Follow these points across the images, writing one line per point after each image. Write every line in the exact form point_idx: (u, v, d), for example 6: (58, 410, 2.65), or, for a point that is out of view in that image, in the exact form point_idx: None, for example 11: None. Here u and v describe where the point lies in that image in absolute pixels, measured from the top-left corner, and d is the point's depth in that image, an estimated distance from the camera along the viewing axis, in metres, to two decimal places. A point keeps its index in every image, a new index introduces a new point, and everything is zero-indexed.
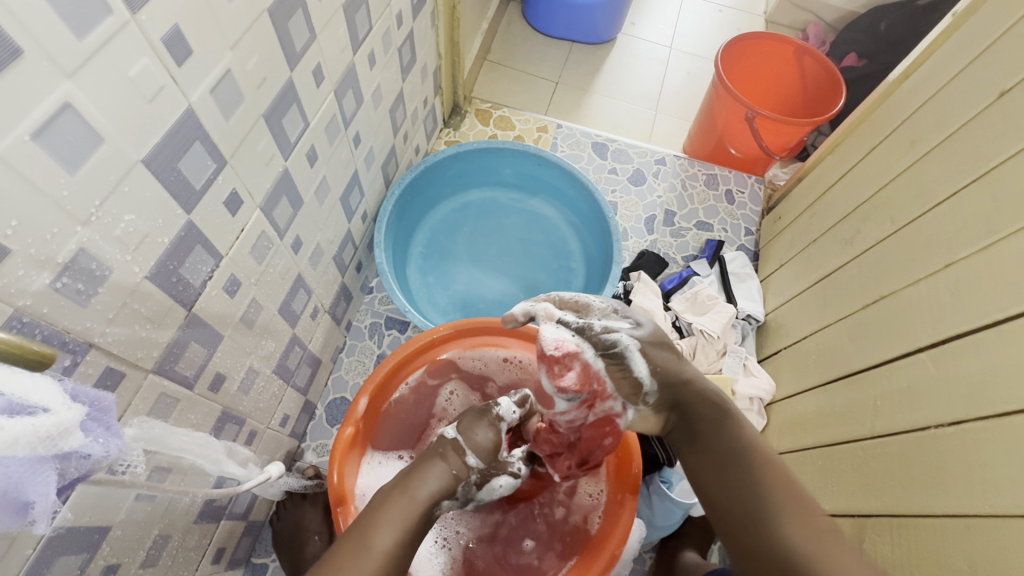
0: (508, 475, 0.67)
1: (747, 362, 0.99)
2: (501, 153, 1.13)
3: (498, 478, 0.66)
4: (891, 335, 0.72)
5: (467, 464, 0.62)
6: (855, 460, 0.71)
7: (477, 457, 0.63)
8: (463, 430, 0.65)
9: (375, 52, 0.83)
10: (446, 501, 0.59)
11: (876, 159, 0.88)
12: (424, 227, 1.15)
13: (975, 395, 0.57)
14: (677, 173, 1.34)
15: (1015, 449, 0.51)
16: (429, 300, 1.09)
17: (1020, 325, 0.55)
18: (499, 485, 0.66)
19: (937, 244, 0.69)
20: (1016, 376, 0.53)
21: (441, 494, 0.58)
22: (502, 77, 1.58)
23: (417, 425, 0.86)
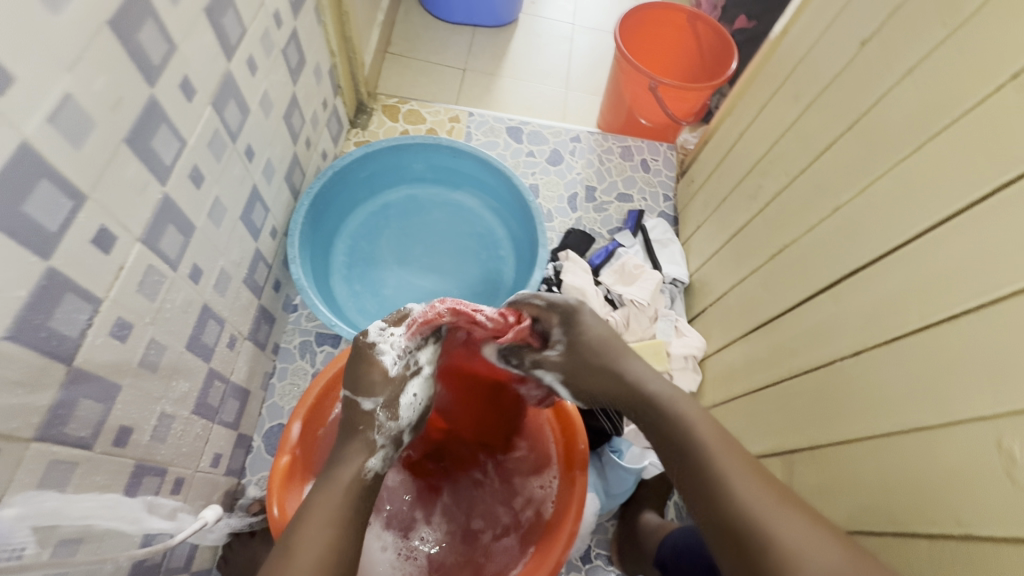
0: (416, 382, 0.64)
1: (677, 324, 1.04)
2: (412, 149, 1.09)
3: (406, 392, 0.62)
4: (796, 280, 0.77)
5: (366, 411, 0.60)
6: (778, 401, 0.76)
7: (370, 398, 0.60)
8: (352, 385, 0.62)
9: (254, 57, 0.78)
10: (371, 459, 0.58)
11: (767, 116, 0.93)
12: (342, 235, 1.11)
13: (870, 326, 0.62)
14: (593, 149, 1.36)
15: (904, 370, 0.56)
16: (359, 309, 1.05)
17: (900, 256, 0.60)
18: (411, 396, 0.63)
19: (824, 190, 0.74)
20: (903, 304, 0.58)
21: (367, 456, 0.58)
22: (406, 69, 1.53)
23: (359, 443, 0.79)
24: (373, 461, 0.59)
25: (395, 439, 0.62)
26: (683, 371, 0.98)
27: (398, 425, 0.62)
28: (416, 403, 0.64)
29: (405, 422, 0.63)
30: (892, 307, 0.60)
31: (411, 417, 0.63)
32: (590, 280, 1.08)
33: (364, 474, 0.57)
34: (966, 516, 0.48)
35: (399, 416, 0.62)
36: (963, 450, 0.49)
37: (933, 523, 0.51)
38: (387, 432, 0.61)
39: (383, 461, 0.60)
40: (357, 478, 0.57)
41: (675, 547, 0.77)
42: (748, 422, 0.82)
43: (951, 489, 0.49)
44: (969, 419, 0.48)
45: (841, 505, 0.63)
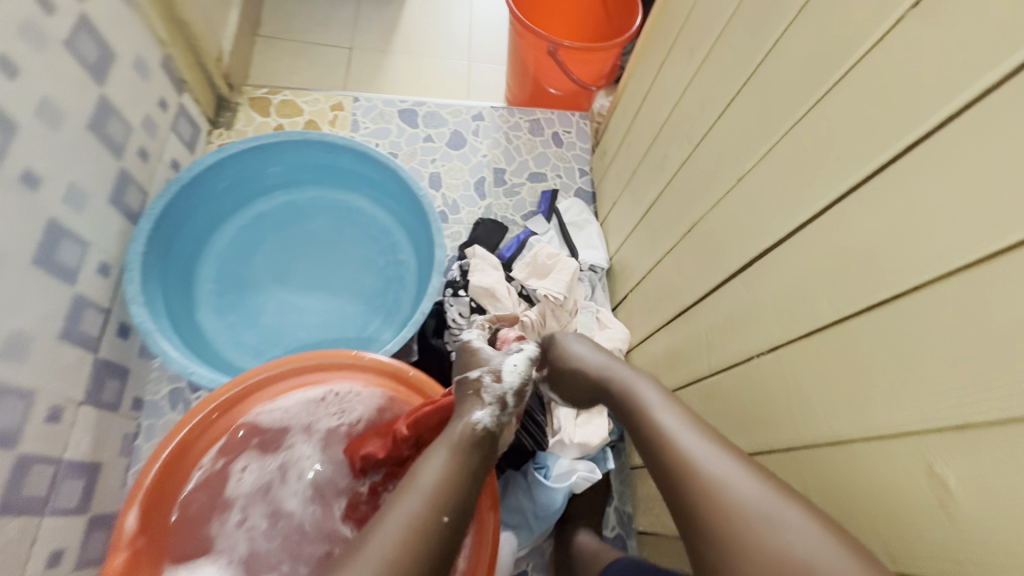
0: (516, 354, 0.58)
1: (599, 315, 0.94)
2: (277, 148, 0.94)
3: (507, 362, 0.57)
4: (708, 263, 0.67)
5: (482, 402, 0.53)
6: (702, 402, 0.68)
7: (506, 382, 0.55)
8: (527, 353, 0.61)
9: (11, 55, 0.60)
10: (478, 413, 0.52)
11: (667, 74, 0.82)
12: (208, 258, 0.95)
13: (783, 315, 0.53)
14: (498, 126, 1.23)
15: (820, 367, 0.48)
16: (235, 343, 0.91)
17: (808, 233, 0.50)
18: (513, 364, 0.57)
19: (728, 157, 0.64)
20: (815, 291, 0.49)
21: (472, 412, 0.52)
22: (282, 53, 1.34)
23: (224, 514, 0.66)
24: (484, 415, 0.52)
25: (506, 404, 0.54)
26: None
27: (503, 387, 0.54)
28: (523, 369, 0.57)
29: (517, 387, 0.55)
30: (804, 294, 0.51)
31: (520, 381, 0.56)
32: (501, 276, 0.96)
33: (473, 425, 0.51)
34: (898, 552, 0.41)
35: (504, 378, 0.55)
36: (888, 472, 0.41)
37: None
38: (497, 392, 0.54)
39: (493, 418, 0.52)
40: (467, 428, 0.50)
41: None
42: None
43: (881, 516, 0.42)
44: (890, 435, 0.41)
45: None
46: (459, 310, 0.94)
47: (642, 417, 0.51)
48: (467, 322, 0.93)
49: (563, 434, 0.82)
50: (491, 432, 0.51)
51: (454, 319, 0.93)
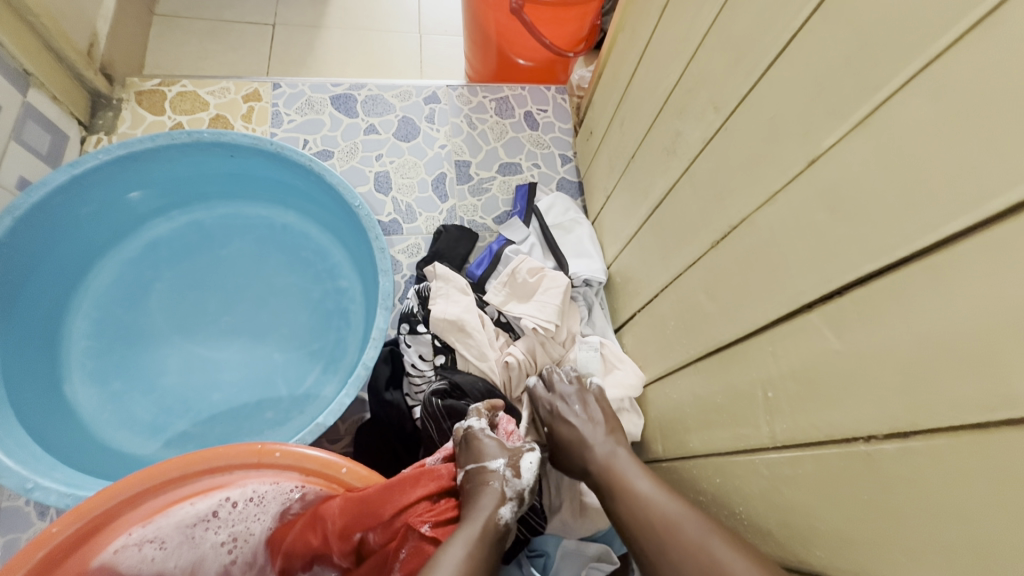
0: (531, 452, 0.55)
1: (603, 351, 0.72)
2: (159, 154, 0.71)
3: (525, 451, 0.55)
4: (758, 284, 0.47)
5: (500, 505, 0.50)
6: (759, 483, 0.47)
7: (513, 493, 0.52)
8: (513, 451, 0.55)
9: None
10: (503, 509, 0.50)
11: (673, 21, 0.60)
12: (82, 305, 0.72)
13: (914, 379, 0.33)
14: (458, 109, 1.00)
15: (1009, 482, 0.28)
16: (121, 421, 0.67)
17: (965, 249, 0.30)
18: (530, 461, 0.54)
19: (784, 129, 0.43)
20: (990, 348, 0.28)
21: (499, 503, 0.50)
22: (187, 35, 1.09)
23: None
24: (506, 510, 0.50)
25: (522, 499, 0.53)
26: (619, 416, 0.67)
27: (523, 483, 0.53)
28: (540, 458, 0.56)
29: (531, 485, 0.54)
30: (965, 353, 0.30)
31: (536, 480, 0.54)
32: (471, 302, 0.75)
33: (498, 519, 0.49)
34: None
35: (523, 474, 0.53)
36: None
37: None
38: (518, 488, 0.52)
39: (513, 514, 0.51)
40: (492, 522, 0.48)
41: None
42: (716, 501, 0.54)
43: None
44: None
45: None
46: (419, 353, 0.72)
47: (615, 489, 0.52)
48: (430, 367, 0.71)
49: (564, 512, 0.64)
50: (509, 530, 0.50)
51: (413, 364, 0.72)
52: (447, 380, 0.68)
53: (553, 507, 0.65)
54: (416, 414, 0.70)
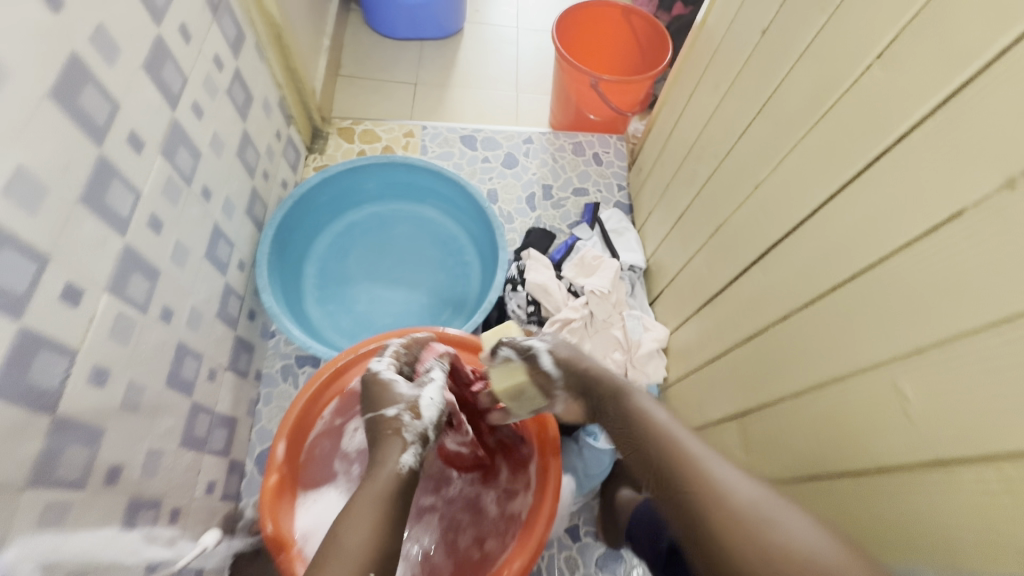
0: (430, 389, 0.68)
1: (643, 319, 1.09)
2: (365, 169, 1.13)
3: (421, 395, 0.67)
4: (731, 255, 0.83)
5: (404, 447, 0.60)
6: (728, 369, 0.83)
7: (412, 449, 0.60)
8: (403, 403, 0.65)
9: (200, 101, 0.80)
10: (403, 456, 0.59)
11: (696, 103, 0.98)
12: (311, 258, 1.15)
13: (796, 290, 0.68)
14: (545, 148, 1.41)
15: (825, 326, 0.63)
16: (335, 328, 1.11)
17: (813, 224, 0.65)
18: (428, 397, 0.67)
19: (747, 169, 0.80)
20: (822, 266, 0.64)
21: (401, 451, 0.59)
22: (359, 89, 1.57)
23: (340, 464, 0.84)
24: (406, 456, 0.59)
25: (423, 437, 0.63)
26: (650, 360, 1.04)
27: (422, 424, 0.63)
28: (438, 403, 0.67)
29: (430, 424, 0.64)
30: (815, 272, 0.65)
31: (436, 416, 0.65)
32: (552, 275, 1.11)
33: (398, 467, 0.58)
34: (842, 460, 0.60)
35: (423, 415, 0.64)
36: (839, 404, 0.60)
37: (826, 467, 0.62)
38: (420, 424, 0.63)
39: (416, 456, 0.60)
40: (393, 472, 0.57)
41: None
42: (708, 391, 0.90)
43: (836, 435, 0.61)
44: (851, 372, 0.59)
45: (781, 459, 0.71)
46: (518, 302, 1.10)
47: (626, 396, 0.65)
48: (525, 312, 1.09)
49: None
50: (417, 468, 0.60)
51: (514, 309, 1.10)
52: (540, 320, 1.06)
53: None
54: None
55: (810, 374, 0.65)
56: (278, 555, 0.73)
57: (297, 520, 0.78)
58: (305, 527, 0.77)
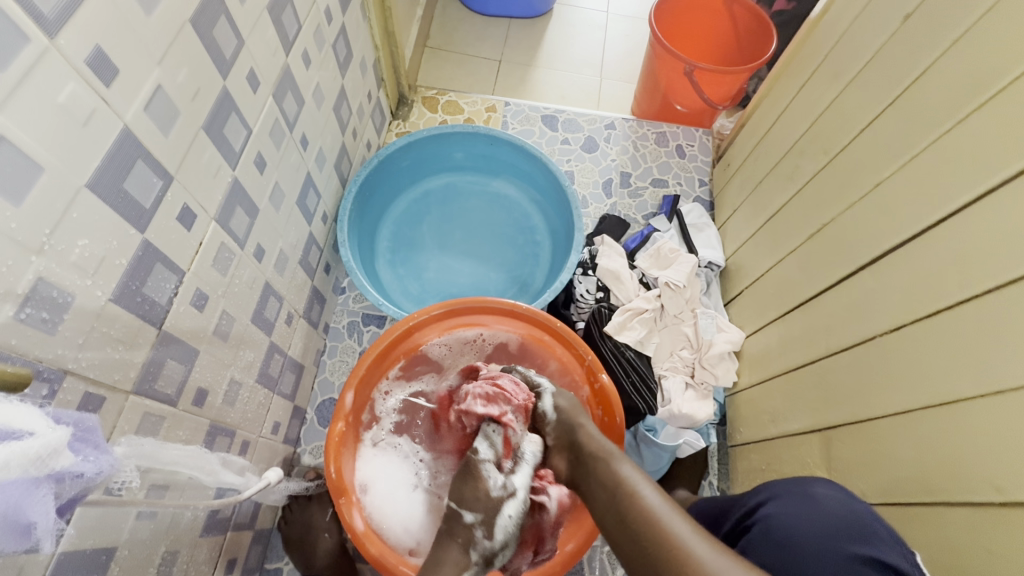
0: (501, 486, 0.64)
1: (717, 319, 1.02)
2: (450, 137, 1.13)
3: (502, 513, 0.62)
4: (834, 258, 0.78)
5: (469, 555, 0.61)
6: (814, 380, 0.78)
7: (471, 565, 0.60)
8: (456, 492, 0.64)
9: (309, 51, 0.81)
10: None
11: (805, 96, 0.93)
12: (387, 221, 1.17)
13: (918, 297, 0.63)
14: (627, 136, 1.37)
15: (953, 340, 0.58)
16: (402, 291, 1.13)
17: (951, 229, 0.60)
18: (507, 517, 0.62)
19: (865, 166, 0.75)
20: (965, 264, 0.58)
21: (458, 573, 0.59)
22: (444, 62, 1.57)
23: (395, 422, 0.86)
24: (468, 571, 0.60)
25: (487, 559, 0.61)
26: (720, 363, 0.99)
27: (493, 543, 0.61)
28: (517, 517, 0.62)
29: (502, 543, 0.61)
30: (945, 278, 0.60)
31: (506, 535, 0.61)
32: (625, 263, 1.07)
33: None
34: (952, 488, 0.55)
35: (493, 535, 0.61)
36: (959, 427, 0.55)
37: (931, 493, 0.58)
38: (490, 548, 0.61)
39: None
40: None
41: (769, 506, 0.62)
42: (784, 401, 0.85)
43: (948, 460, 0.56)
44: (981, 394, 0.54)
45: (872, 479, 0.66)
46: (586, 288, 1.05)
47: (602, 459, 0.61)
48: (593, 298, 1.04)
49: (673, 405, 0.94)
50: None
51: (581, 295, 1.05)
52: (609, 307, 1.02)
53: (665, 401, 0.95)
54: (580, 327, 1.05)
55: (923, 391, 0.60)
56: (338, 500, 0.74)
57: (356, 469, 0.79)
58: (364, 478, 0.79)
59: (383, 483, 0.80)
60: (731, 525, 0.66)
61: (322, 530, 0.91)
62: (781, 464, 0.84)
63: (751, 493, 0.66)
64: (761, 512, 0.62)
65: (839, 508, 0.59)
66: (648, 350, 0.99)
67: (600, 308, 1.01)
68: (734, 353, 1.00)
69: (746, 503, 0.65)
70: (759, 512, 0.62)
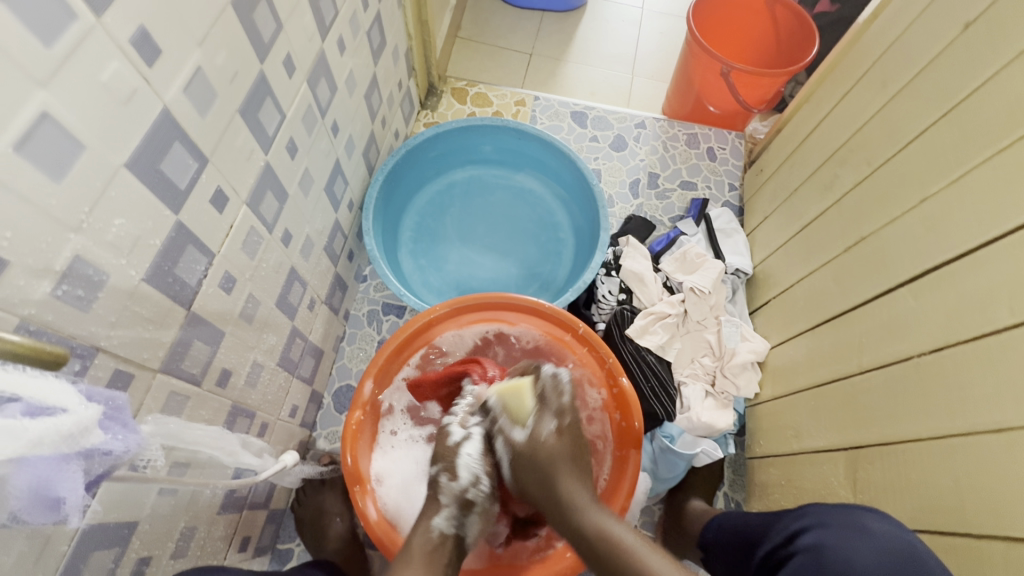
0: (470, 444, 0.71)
1: (742, 328, 1.00)
2: (479, 130, 1.12)
3: (461, 454, 0.70)
4: (872, 272, 0.76)
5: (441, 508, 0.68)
6: (843, 398, 0.76)
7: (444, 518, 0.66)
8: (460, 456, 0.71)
9: (344, 37, 0.81)
10: (437, 518, 0.66)
11: (850, 103, 0.90)
12: (411, 211, 1.17)
13: (966, 321, 0.60)
14: (658, 135, 1.34)
15: (1004, 368, 0.55)
16: (423, 283, 1.13)
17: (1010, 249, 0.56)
18: (466, 455, 0.70)
19: (911, 179, 0.73)
20: (1022, 285, 0.55)
21: (433, 515, 0.66)
22: (475, 53, 1.56)
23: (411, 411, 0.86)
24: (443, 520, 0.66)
25: (461, 499, 0.68)
26: (742, 374, 0.97)
27: (460, 485, 0.68)
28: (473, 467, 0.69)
29: (468, 480, 0.68)
30: (1001, 301, 0.57)
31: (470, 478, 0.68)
32: (650, 266, 1.05)
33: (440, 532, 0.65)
34: (991, 521, 0.53)
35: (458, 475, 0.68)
36: (1001, 458, 0.53)
37: (968, 525, 0.56)
38: (478, 491, 0.69)
39: (448, 521, 0.66)
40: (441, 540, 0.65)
41: (815, 535, 0.58)
42: (809, 416, 0.83)
43: (989, 492, 0.54)
44: None
45: (902, 504, 0.64)
46: (609, 288, 1.04)
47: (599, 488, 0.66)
48: (615, 300, 1.03)
49: (692, 412, 0.93)
50: (453, 532, 0.66)
51: (604, 295, 1.04)
52: (632, 309, 1.00)
53: (684, 408, 0.95)
54: (601, 327, 1.04)
55: (964, 418, 0.58)
56: (353, 488, 0.74)
57: (372, 459, 0.80)
58: (380, 468, 0.80)
59: (396, 477, 0.79)
60: (768, 549, 0.63)
61: (334, 514, 0.92)
62: (802, 481, 0.82)
63: (793, 518, 0.63)
64: (805, 541, 0.59)
65: (893, 543, 0.55)
66: (669, 355, 0.97)
67: (622, 310, 1.00)
68: (757, 363, 0.98)
69: (785, 527, 0.63)
70: (802, 539, 0.59)
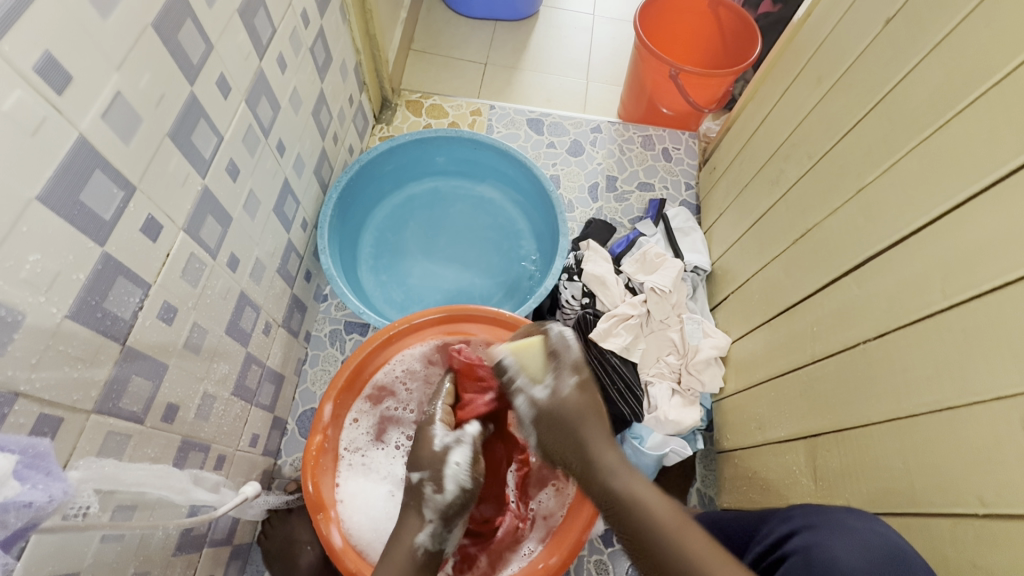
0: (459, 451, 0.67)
1: (704, 324, 1.01)
2: (435, 142, 1.12)
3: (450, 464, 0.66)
4: (818, 263, 0.78)
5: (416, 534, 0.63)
6: (799, 388, 0.78)
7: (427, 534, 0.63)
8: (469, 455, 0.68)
9: (284, 55, 0.79)
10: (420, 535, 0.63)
11: (790, 100, 0.93)
12: (370, 227, 1.15)
13: (907, 305, 0.62)
14: (613, 139, 1.36)
15: (940, 346, 0.57)
16: (386, 299, 1.11)
17: (940, 235, 0.59)
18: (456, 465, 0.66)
19: (848, 172, 0.75)
20: (953, 269, 0.57)
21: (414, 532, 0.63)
22: (429, 66, 1.55)
23: (375, 430, 0.83)
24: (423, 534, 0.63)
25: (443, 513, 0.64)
26: (706, 370, 0.98)
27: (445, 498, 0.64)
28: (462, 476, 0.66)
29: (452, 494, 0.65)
30: (929, 289, 0.59)
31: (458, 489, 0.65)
32: (611, 268, 1.06)
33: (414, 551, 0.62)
34: (939, 500, 0.55)
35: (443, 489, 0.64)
36: (941, 437, 0.55)
37: (917, 505, 0.57)
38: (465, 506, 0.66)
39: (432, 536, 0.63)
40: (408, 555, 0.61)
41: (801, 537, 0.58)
42: (770, 407, 0.84)
43: (935, 473, 0.56)
44: (966, 403, 0.53)
45: (858, 489, 0.65)
46: (572, 293, 1.04)
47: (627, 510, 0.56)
48: (578, 304, 1.03)
49: (660, 411, 0.93)
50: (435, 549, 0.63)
51: (567, 300, 1.04)
52: (595, 312, 1.01)
53: (651, 407, 0.95)
54: None
55: (903, 403, 0.60)
56: (316, 515, 0.72)
57: (337, 482, 0.78)
58: (346, 492, 0.77)
59: (363, 498, 0.78)
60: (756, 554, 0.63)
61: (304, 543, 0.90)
62: (768, 472, 0.82)
63: (782, 520, 0.63)
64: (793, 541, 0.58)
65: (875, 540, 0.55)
66: (634, 356, 0.97)
67: (584, 314, 1.00)
68: (720, 358, 0.99)
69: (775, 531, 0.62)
70: (791, 541, 0.58)
